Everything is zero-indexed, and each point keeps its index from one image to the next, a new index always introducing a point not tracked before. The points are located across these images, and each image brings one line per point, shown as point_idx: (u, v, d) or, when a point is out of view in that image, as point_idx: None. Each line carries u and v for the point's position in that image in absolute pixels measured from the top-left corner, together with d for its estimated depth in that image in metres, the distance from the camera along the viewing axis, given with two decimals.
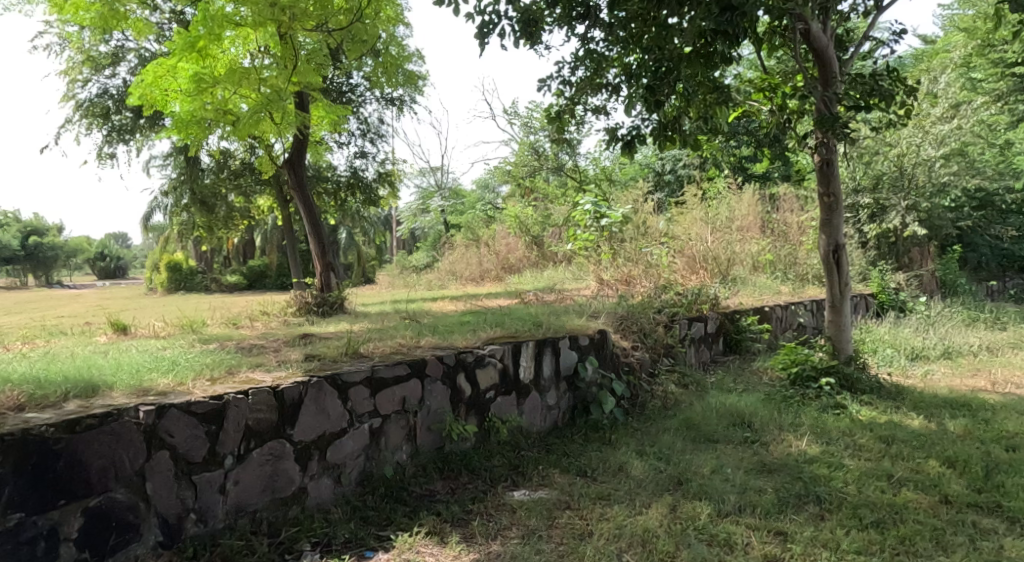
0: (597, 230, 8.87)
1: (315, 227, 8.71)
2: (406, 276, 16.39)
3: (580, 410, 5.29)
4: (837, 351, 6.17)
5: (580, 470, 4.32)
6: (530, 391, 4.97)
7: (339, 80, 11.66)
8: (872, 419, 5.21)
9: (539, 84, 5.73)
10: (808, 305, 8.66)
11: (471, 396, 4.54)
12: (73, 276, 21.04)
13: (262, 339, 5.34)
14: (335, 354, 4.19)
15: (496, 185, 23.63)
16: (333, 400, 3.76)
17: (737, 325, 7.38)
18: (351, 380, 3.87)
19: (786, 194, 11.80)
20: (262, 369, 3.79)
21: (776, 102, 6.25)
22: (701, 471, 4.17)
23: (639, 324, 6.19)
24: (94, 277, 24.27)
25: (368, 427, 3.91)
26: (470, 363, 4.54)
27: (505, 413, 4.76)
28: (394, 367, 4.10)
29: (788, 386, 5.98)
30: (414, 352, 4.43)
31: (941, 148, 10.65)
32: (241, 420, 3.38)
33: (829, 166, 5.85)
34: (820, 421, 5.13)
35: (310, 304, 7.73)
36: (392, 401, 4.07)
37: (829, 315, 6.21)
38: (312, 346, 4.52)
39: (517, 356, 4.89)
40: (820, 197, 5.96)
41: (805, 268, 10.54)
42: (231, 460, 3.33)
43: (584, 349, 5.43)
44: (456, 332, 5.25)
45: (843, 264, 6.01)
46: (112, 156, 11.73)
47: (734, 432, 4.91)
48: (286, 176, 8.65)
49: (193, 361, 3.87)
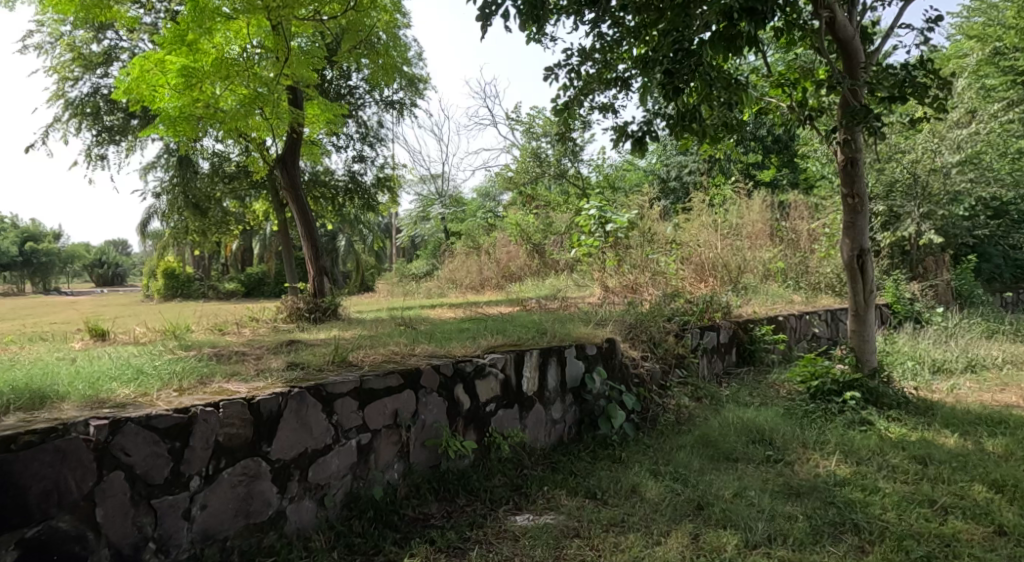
0: (602, 236, 8.45)
1: (308, 229, 8.30)
2: (406, 284, 16.05)
3: (587, 424, 4.90)
4: (861, 364, 5.77)
5: (589, 492, 3.95)
6: (533, 403, 4.60)
7: (338, 82, 11.39)
8: (903, 437, 4.84)
9: (547, 74, 5.29)
10: (823, 315, 8.26)
11: (470, 409, 4.17)
12: (71, 283, 20.75)
13: (246, 347, 4.97)
14: (321, 363, 3.80)
15: (496, 194, 23.31)
16: (317, 413, 3.38)
17: (750, 335, 7.01)
18: (337, 391, 3.49)
19: (797, 200, 11.43)
20: (238, 378, 3.41)
21: (796, 98, 5.88)
22: (721, 494, 3.81)
23: (649, 333, 5.82)
24: (92, 284, 23.99)
25: (355, 444, 3.54)
26: (469, 372, 4.18)
27: (507, 428, 4.38)
28: (386, 377, 3.73)
29: (808, 401, 5.60)
30: (407, 361, 4.06)
31: (957, 153, 10.22)
32: (210, 437, 2.99)
33: (853, 165, 5.50)
34: (847, 439, 4.76)
35: (302, 311, 7.35)
36: (382, 414, 3.70)
37: (851, 324, 5.83)
38: (296, 353, 4.15)
39: (519, 366, 4.53)
40: (844, 199, 5.61)
41: (817, 277, 10.04)
42: (199, 481, 2.95)
43: (591, 360, 5.04)
44: (454, 340, 4.87)
45: (867, 269, 5.63)
46: (102, 158, 11.42)
47: (755, 450, 4.54)
48: (278, 177, 8.19)
49: (161, 368, 3.50)
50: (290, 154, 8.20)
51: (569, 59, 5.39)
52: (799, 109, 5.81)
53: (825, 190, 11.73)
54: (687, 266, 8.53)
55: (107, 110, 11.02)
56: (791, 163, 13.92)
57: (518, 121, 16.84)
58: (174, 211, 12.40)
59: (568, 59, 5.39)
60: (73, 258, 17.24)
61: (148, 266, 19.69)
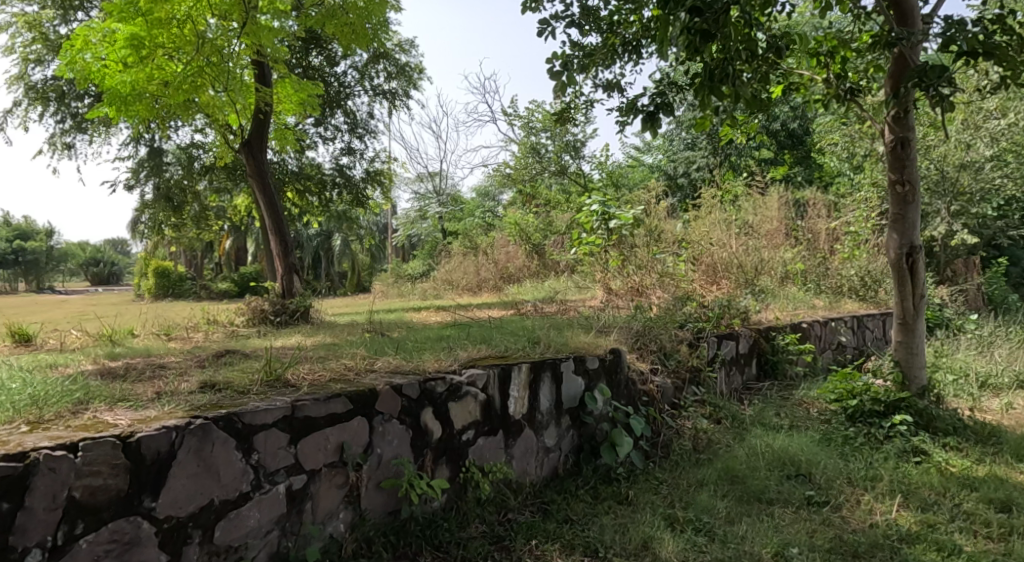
0: (605, 233, 7.45)
1: (276, 222, 7.44)
2: (399, 285, 15.17)
3: (587, 453, 4.06)
4: (907, 381, 4.94)
5: (590, 548, 3.19)
6: (523, 429, 3.78)
7: (323, 67, 10.65)
8: (968, 472, 4.05)
9: (541, 30, 4.41)
10: (850, 322, 7.38)
11: (441, 439, 3.37)
12: (63, 281, 19.98)
13: (178, 358, 4.15)
14: (247, 382, 2.97)
15: (496, 193, 22.42)
16: (228, 453, 2.56)
17: (772, 345, 6.13)
18: (258, 423, 2.65)
19: (816, 198, 10.41)
20: (126, 406, 2.60)
21: (833, 70, 5.05)
22: (758, 554, 3.13)
23: (659, 342, 5.00)
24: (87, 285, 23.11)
25: (284, 490, 2.72)
26: (440, 394, 3.39)
27: (488, 460, 3.59)
28: (330, 402, 2.91)
29: (846, 424, 4.81)
30: (361, 380, 3.24)
31: (992, 146, 9.14)
32: (59, 493, 2.24)
33: (903, 147, 4.67)
34: (902, 474, 3.99)
35: (267, 314, 6.54)
36: (323, 449, 2.88)
37: (897, 334, 5.01)
38: (223, 368, 3.32)
39: (505, 384, 3.71)
40: (891, 187, 4.79)
41: (839, 280, 8.90)
42: (40, 554, 2.21)
43: (592, 376, 4.20)
44: (427, 351, 4.04)
45: (918, 270, 4.80)
46: (69, 148, 10.57)
47: (793, 489, 3.76)
48: (242, 161, 7.27)
49: (30, 390, 2.69)
50: (256, 138, 7.30)
51: (568, 11, 4.55)
52: (836, 81, 5.00)
53: (845, 188, 10.85)
54: (697, 267, 7.66)
55: (73, 95, 10.17)
56: (805, 160, 13.06)
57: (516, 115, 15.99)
58: (146, 206, 11.52)
59: (567, 10, 4.54)
60: (59, 257, 16.49)
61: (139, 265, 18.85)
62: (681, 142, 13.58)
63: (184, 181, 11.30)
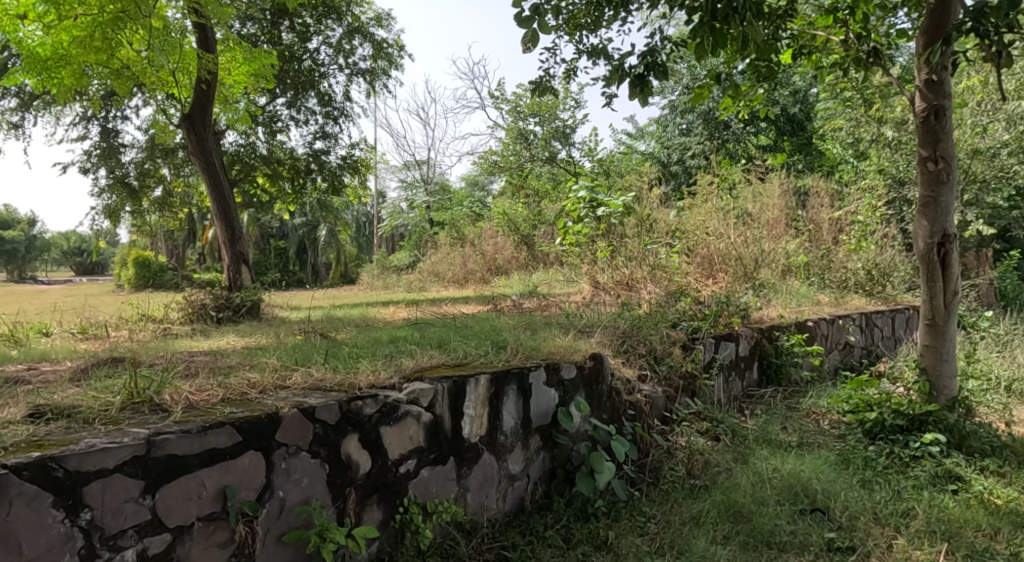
0: (593, 222, 6.71)
1: (223, 206, 6.69)
2: (382, 277, 14.41)
3: (561, 480, 3.34)
4: (936, 391, 4.24)
5: None
6: (479, 455, 3.07)
7: (292, 42, 9.82)
8: (1017, 505, 3.39)
9: None
10: (858, 319, 6.66)
11: (370, 473, 2.68)
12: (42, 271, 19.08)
13: (68, 365, 3.44)
14: (101, 409, 2.38)
15: (485, 183, 21.58)
16: (41, 515, 2.09)
17: (777, 347, 5.39)
18: (91, 469, 2.15)
19: (818, 185, 9.45)
20: None
21: (854, 29, 4.32)
22: None
23: (648, 345, 4.29)
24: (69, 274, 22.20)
25: (133, 556, 2.20)
26: (368, 417, 2.69)
27: (435, 496, 2.89)
28: (205, 436, 2.32)
29: (866, 442, 4.12)
30: (259, 401, 2.58)
31: (1010, 130, 8.22)
32: None
33: (937, 117, 3.98)
34: (941, 507, 3.33)
35: (207, 309, 5.79)
36: (196, 498, 2.31)
37: (923, 335, 4.32)
38: (92, 384, 2.65)
39: (457, 400, 2.99)
40: (922, 165, 4.09)
41: (844, 273, 8.18)
42: None
43: (569, 387, 3.46)
44: (365, 358, 3.34)
45: (951, 263, 4.11)
46: (17, 127, 9.75)
47: (813, 530, 3.10)
48: (185, 139, 6.48)
49: None
50: (200, 114, 6.51)
51: None
52: (857, 41, 4.30)
53: (849, 175, 10.13)
54: (692, 260, 6.92)
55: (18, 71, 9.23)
56: (805, 147, 12.30)
57: (503, 99, 15.17)
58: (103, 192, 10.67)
59: None
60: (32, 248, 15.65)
61: (119, 255, 18.14)
62: (676, 128, 12.82)
63: (144, 164, 10.50)
